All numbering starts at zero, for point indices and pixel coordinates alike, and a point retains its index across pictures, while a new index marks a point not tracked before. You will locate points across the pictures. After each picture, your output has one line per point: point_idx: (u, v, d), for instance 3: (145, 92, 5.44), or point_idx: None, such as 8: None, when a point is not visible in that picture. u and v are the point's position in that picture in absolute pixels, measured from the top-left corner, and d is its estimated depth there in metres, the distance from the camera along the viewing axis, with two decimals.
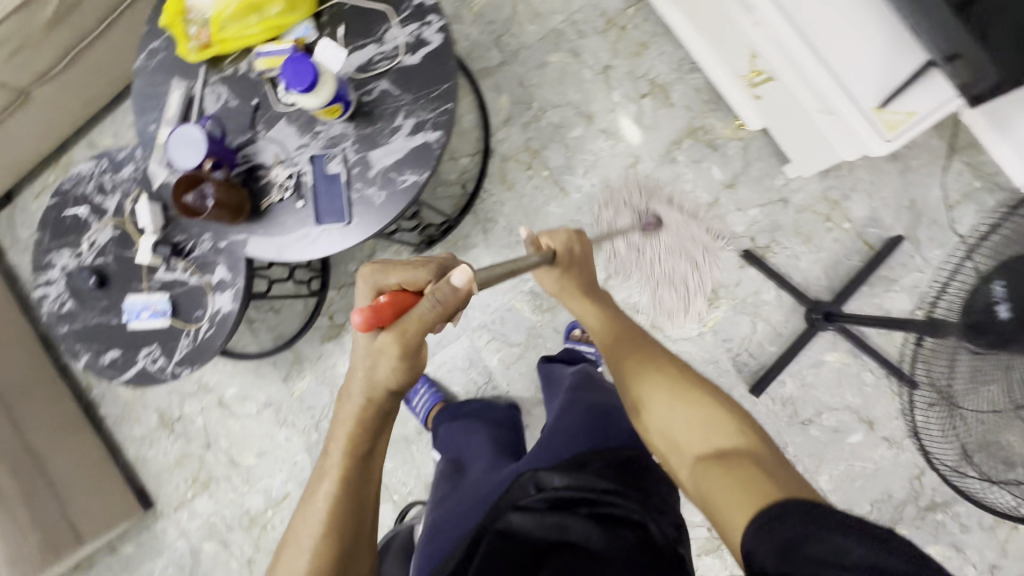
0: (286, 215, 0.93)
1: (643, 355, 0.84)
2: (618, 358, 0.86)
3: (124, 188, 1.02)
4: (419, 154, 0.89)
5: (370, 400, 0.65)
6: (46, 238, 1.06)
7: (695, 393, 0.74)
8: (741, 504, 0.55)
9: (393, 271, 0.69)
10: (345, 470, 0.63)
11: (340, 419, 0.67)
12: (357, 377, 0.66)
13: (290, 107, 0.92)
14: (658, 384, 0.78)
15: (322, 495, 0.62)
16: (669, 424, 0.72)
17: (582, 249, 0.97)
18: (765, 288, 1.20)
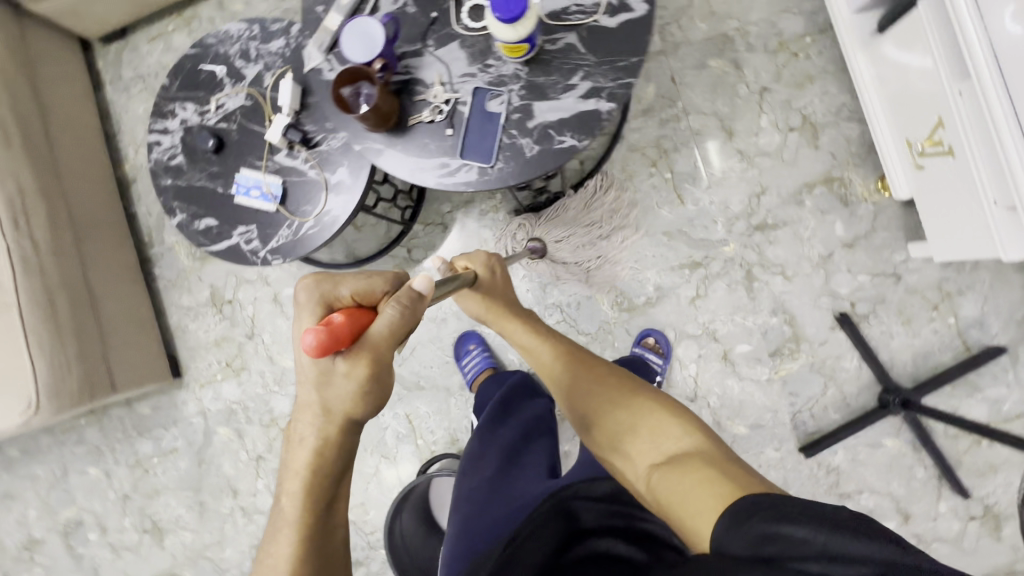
0: (431, 139, 0.90)
1: (590, 374, 0.91)
2: (570, 383, 0.92)
3: (268, 61, 0.98)
4: (585, 120, 0.86)
5: (323, 443, 0.64)
6: (174, 86, 1.02)
7: (638, 404, 0.82)
8: (711, 502, 0.60)
9: (344, 283, 0.68)
10: (308, 519, 0.63)
11: (289, 463, 0.65)
12: (306, 424, 0.65)
13: (468, 30, 0.88)
14: (606, 405, 0.85)
15: (281, 548, 0.62)
16: (624, 442, 0.78)
17: (500, 275, 1.03)
18: (847, 355, 1.18)
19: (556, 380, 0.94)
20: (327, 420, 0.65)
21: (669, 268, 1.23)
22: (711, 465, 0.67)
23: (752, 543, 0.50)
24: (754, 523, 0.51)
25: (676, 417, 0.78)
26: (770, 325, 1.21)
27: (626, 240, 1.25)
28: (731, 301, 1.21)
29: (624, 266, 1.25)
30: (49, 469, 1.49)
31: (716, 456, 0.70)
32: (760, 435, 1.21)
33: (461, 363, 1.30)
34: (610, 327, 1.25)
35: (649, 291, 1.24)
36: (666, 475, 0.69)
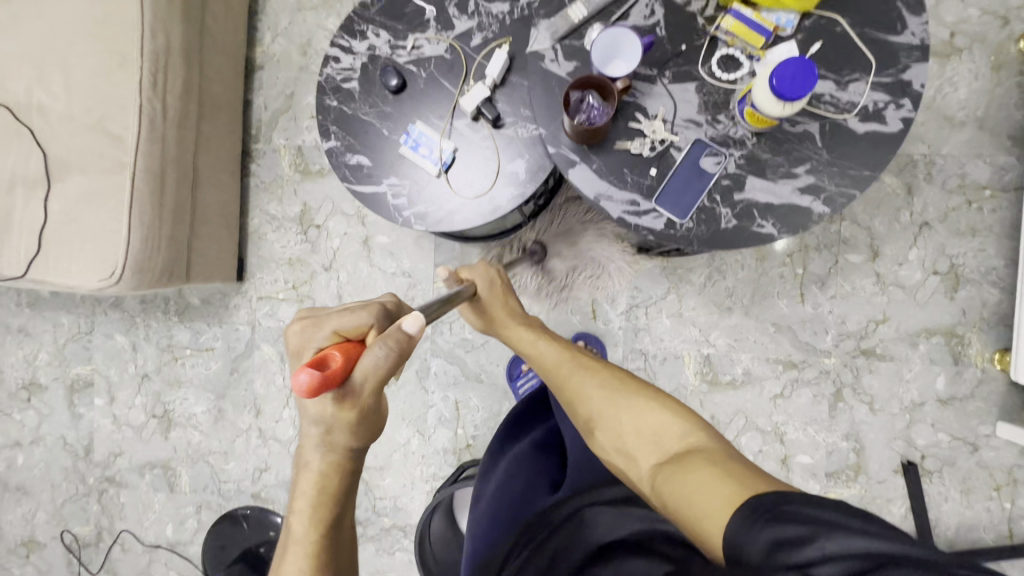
0: (630, 170, 0.84)
1: (600, 378, 0.79)
2: (568, 381, 0.80)
3: (483, 22, 0.92)
4: (793, 213, 0.82)
5: (328, 471, 0.57)
6: (373, 7, 0.95)
7: (635, 408, 0.72)
8: (718, 500, 0.51)
9: (326, 321, 0.61)
10: (315, 557, 0.56)
11: (297, 491, 0.58)
12: (310, 451, 0.57)
13: (711, 79, 0.83)
14: (604, 412, 0.74)
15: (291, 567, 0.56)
16: (621, 438, 0.70)
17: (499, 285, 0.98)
18: (898, 502, 1.19)
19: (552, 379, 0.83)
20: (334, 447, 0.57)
21: (765, 358, 1.22)
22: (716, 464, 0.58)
23: (762, 554, 0.42)
24: (762, 529, 0.44)
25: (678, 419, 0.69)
26: (838, 448, 1.21)
27: (734, 316, 1.23)
28: (811, 412, 1.21)
29: (723, 339, 1.23)
30: (76, 321, 1.44)
31: (725, 456, 0.60)
32: None
33: (516, 384, 1.28)
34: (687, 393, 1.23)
35: (737, 373, 1.23)
36: (669, 480, 0.60)
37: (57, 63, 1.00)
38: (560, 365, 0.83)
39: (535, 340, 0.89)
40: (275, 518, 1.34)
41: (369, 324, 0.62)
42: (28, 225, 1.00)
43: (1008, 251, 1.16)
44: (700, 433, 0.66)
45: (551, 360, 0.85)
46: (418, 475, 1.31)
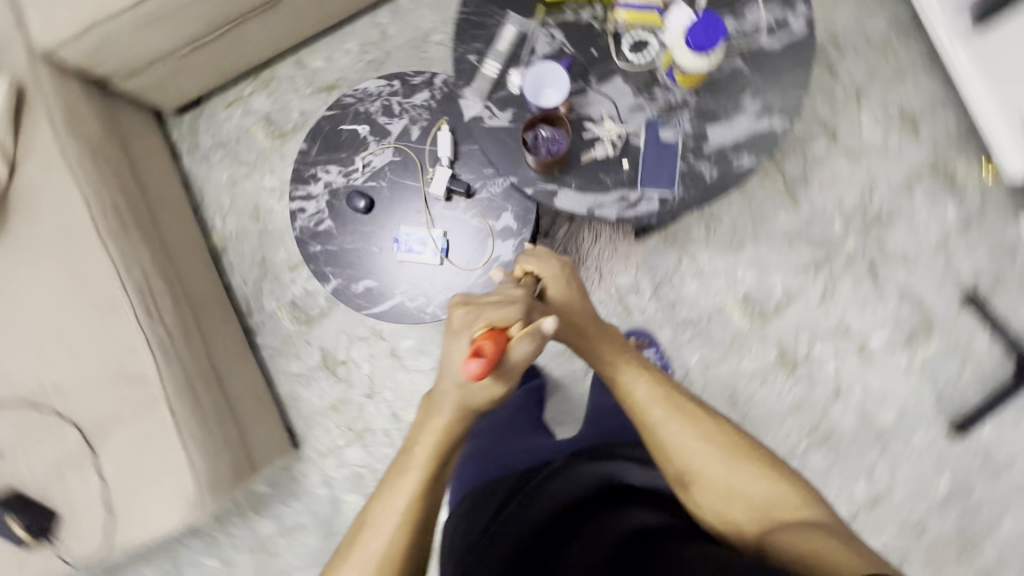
0: (606, 174, 0.89)
1: (696, 425, 0.74)
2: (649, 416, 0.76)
3: (414, 115, 0.98)
4: (760, 138, 0.88)
5: (450, 424, 0.67)
6: (313, 151, 1.00)
7: (709, 436, 0.73)
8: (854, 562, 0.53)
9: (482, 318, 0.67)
10: (426, 483, 0.65)
11: (420, 437, 0.67)
12: (447, 396, 0.67)
13: (632, 65, 0.89)
14: (682, 445, 0.73)
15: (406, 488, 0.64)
16: (713, 492, 0.70)
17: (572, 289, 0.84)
18: (979, 333, 1.22)
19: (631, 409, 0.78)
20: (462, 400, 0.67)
21: (795, 270, 1.26)
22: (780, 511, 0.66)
23: None
24: None
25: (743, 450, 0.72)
26: (902, 314, 1.24)
27: (747, 249, 1.27)
28: (860, 295, 1.24)
29: (750, 273, 1.26)
30: (159, 567, 1.39)
31: (837, 529, 0.61)
32: (908, 421, 1.23)
33: None
34: (746, 336, 1.25)
35: (778, 296, 1.26)
36: (727, 511, 0.69)
37: (51, 339, 0.99)
38: (654, 411, 0.76)
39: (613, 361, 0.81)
40: None
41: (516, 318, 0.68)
42: (92, 503, 0.99)
43: (940, 76, 1.25)
44: (810, 505, 0.66)
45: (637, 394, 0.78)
46: None
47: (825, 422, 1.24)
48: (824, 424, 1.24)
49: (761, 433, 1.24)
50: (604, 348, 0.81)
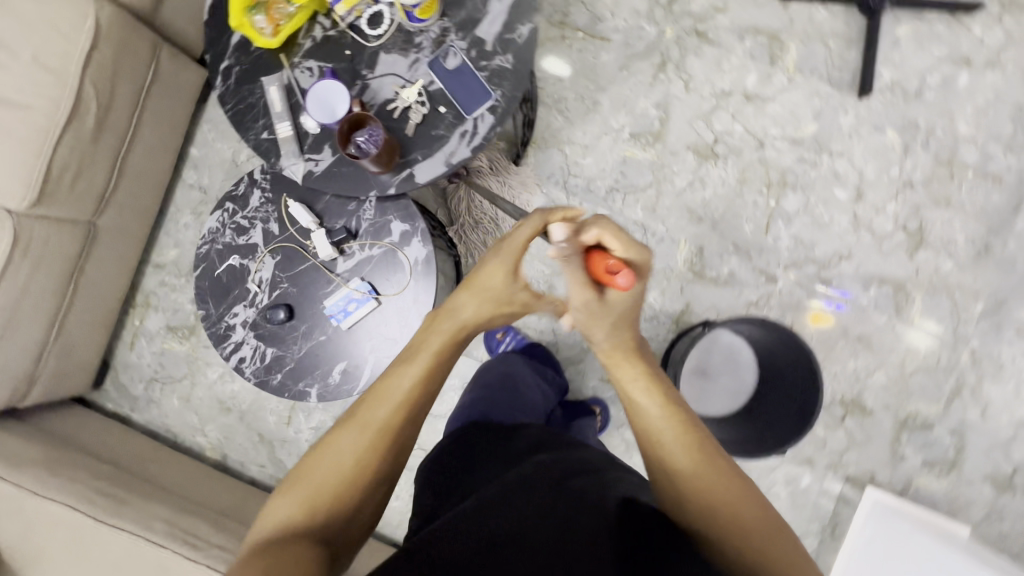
0: (435, 128, 0.93)
1: (721, 476, 0.62)
2: (657, 426, 0.66)
3: (262, 215, 1.00)
4: (519, 6, 0.92)
5: (456, 333, 0.71)
6: (212, 309, 1.01)
7: (722, 487, 0.61)
8: None
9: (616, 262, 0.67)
10: (418, 380, 0.66)
11: (432, 334, 0.71)
12: (464, 307, 0.72)
13: (383, 37, 0.93)
14: (684, 468, 0.63)
15: (403, 378, 0.66)
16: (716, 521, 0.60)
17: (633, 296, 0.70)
18: (815, 11, 1.30)
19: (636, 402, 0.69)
20: (477, 305, 0.72)
21: (650, 85, 1.32)
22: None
23: None
24: None
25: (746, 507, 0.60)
26: (752, 48, 1.31)
27: (603, 100, 1.34)
28: (710, 61, 1.32)
29: (622, 116, 1.33)
30: None
31: None
32: (828, 116, 1.30)
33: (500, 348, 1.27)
34: (661, 162, 1.31)
35: (656, 113, 1.32)
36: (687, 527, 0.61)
37: None
38: (678, 443, 0.64)
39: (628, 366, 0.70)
40: None
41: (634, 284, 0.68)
42: None
43: None
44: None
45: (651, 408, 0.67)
46: None
47: (771, 171, 1.30)
48: (772, 172, 1.30)
49: (735, 219, 1.30)
50: (618, 360, 0.71)
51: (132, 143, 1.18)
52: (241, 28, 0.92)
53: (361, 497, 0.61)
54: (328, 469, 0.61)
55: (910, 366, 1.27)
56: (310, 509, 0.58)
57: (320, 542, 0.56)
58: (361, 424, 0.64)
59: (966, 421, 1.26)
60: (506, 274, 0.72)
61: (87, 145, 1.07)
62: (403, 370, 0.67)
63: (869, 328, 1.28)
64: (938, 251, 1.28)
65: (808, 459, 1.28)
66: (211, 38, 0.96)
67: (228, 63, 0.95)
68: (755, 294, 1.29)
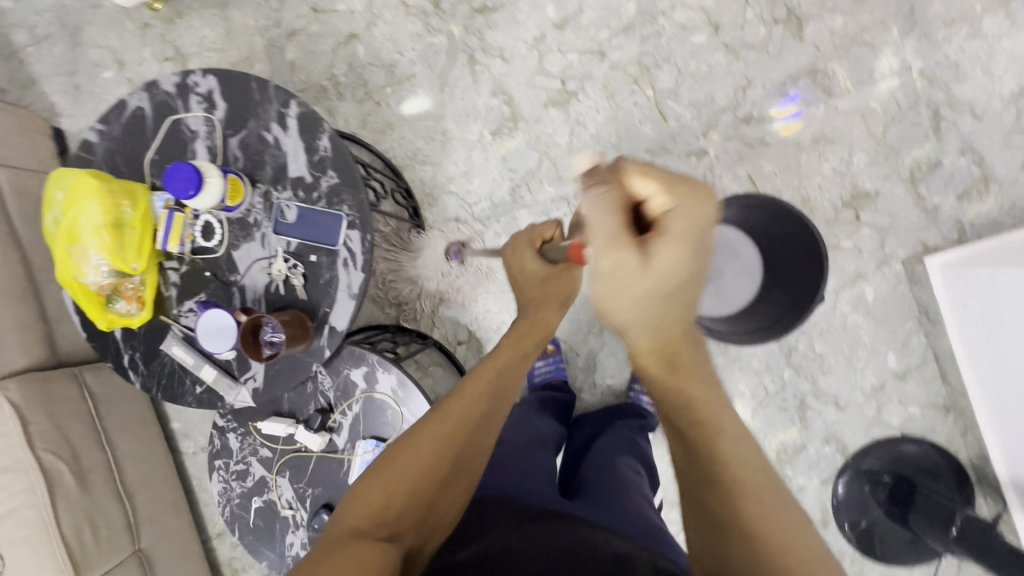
0: (321, 274, 0.92)
1: (729, 433, 0.57)
2: (697, 409, 0.58)
3: (250, 448, 0.99)
4: (305, 125, 0.91)
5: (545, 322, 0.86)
6: (271, 553, 1.00)
7: (767, 489, 0.53)
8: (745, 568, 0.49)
9: (644, 180, 0.58)
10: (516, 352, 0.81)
11: (501, 348, 0.81)
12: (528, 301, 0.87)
13: (224, 238, 0.93)
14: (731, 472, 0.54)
15: (510, 345, 0.81)
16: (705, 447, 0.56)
17: (639, 262, 0.54)
18: None
19: (679, 404, 0.58)
20: (526, 323, 0.84)
21: (476, 83, 1.30)
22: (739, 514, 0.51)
23: None
24: None
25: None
26: None
27: (450, 125, 1.31)
28: (506, 25, 1.28)
29: (474, 124, 1.30)
30: None
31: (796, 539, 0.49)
32: None
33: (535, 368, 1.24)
34: (534, 136, 1.27)
35: (499, 102, 1.29)
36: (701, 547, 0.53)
37: None
38: (705, 401, 0.58)
39: (684, 386, 0.59)
40: (839, 488, 1.20)
41: (665, 237, 0.56)
42: None
43: None
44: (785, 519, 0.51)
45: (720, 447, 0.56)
46: (723, 352, 1.24)
47: (627, 69, 1.25)
48: (629, 69, 1.25)
49: (633, 129, 1.25)
50: (653, 374, 0.60)
51: (118, 463, 1.21)
52: (114, 324, 0.92)
53: (434, 503, 0.63)
54: (399, 469, 0.64)
55: (877, 126, 1.19)
56: (378, 507, 0.61)
57: (393, 538, 0.58)
58: (440, 423, 0.69)
59: (966, 133, 1.17)
60: (534, 260, 0.84)
61: (82, 496, 1.09)
62: (481, 374, 0.76)
63: (816, 125, 1.21)
64: (820, 18, 1.20)
65: (858, 273, 1.20)
66: (98, 347, 0.96)
67: (128, 356, 0.95)
68: (698, 176, 1.23)
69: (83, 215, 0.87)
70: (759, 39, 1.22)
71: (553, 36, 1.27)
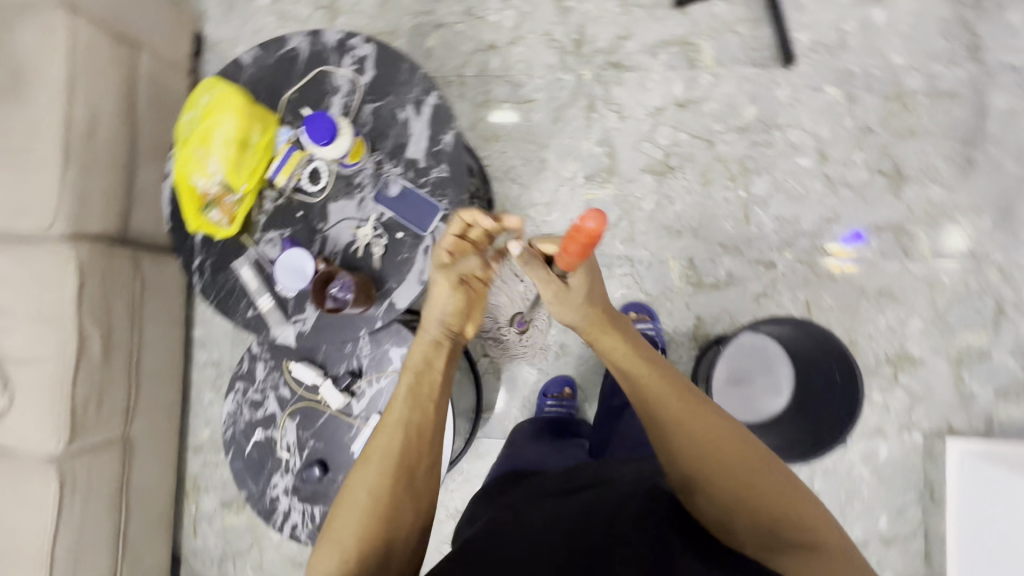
0: (400, 252, 0.96)
1: (723, 434, 0.65)
2: (689, 426, 0.65)
3: (271, 383, 1.03)
4: (437, 117, 0.98)
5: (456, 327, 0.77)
6: (253, 487, 1.03)
7: (758, 463, 0.64)
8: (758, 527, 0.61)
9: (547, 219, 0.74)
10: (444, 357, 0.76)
11: (421, 358, 0.75)
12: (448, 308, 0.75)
13: (327, 188, 0.98)
14: (736, 471, 0.63)
15: (437, 349, 0.75)
16: (711, 453, 0.64)
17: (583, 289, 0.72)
18: (713, 5, 1.31)
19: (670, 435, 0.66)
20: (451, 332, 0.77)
21: (587, 128, 1.33)
22: (751, 494, 0.62)
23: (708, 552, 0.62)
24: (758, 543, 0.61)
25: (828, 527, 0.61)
26: (668, 60, 1.32)
27: (549, 156, 1.34)
28: (633, 84, 1.32)
29: (572, 164, 1.33)
30: None
31: (785, 486, 0.63)
32: (764, 96, 1.28)
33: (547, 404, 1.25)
34: (623, 193, 1.31)
35: (602, 151, 1.33)
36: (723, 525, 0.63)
37: None
38: (698, 417, 0.66)
39: (676, 404, 0.67)
40: None
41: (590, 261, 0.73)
42: None
43: None
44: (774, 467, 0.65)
45: (696, 435, 0.65)
46: None
47: (730, 164, 1.28)
48: (731, 165, 1.28)
49: (714, 221, 1.28)
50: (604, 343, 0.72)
51: (139, 350, 1.24)
52: (202, 228, 0.98)
53: (400, 524, 0.65)
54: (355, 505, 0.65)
55: (942, 300, 1.21)
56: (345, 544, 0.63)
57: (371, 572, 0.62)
58: (378, 454, 0.67)
59: (1021, 336, 1.19)
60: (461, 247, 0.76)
61: (100, 370, 1.12)
62: (417, 382, 0.73)
63: (888, 279, 1.23)
64: (926, 183, 1.23)
65: (878, 428, 1.22)
66: (177, 243, 1.01)
67: (200, 261, 1.00)
68: (760, 285, 1.26)
69: (219, 126, 0.94)
70: (863, 181, 1.25)
71: (673, 110, 1.31)
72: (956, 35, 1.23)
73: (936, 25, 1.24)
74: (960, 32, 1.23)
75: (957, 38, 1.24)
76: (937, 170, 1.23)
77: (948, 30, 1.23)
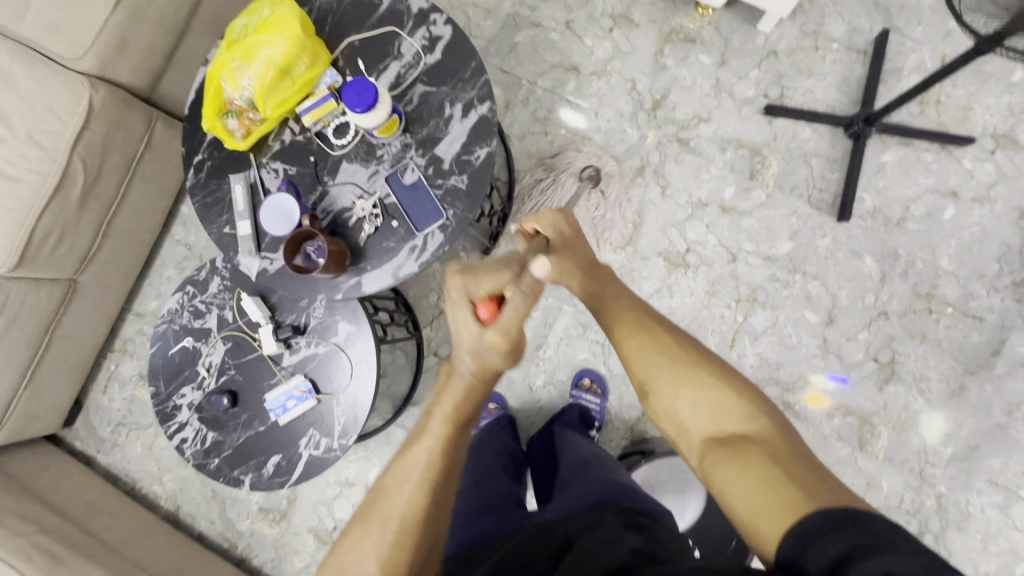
0: (387, 239, 0.94)
1: (693, 382, 0.67)
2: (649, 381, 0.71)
3: (219, 302, 1.03)
4: (479, 128, 0.94)
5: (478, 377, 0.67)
6: (163, 386, 1.04)
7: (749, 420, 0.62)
8: (765, 498, 0.51)
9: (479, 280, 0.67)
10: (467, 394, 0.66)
11: (442, 397, 0.66)
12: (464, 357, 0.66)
13: (347, 147, 0.96)
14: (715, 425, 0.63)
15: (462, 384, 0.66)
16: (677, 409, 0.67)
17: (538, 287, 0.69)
18: (799, 129, 1.27)
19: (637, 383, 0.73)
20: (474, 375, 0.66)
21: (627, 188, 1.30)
22: (742, 446, 0.58)
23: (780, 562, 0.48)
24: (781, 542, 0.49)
25: (766, 414, 0.62)
26: (732, 160, 1.28)
27: None
28: (689, 168, 1.29)
29: None
30: None
31: (780, 448, 0.57)
32: (804, 237, 1.25)
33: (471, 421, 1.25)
34: (630, 266, 1.28)
35: (630, 217, 1.29)
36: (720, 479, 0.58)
37: None
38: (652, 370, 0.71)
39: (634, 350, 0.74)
40: None
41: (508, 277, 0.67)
42: None
43: None
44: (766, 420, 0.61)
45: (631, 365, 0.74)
46: None
47: (742, 286, 1.26)
48: (742, 287, 1.26)
49: (701, 331, 1.26)
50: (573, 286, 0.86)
51: (120, 205, 1.23)
52: (215, 129, 0.95)
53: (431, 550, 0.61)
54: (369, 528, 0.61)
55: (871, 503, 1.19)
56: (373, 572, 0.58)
57: None
58: (403, 489, 0.61)
59: None
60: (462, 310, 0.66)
61: (72, 211, 1.12)
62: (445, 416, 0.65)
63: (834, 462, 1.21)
64: (912, 390, 1.21)
65: None
66: (189, 130, 0.99)
67: (201, 158, 0.99)
68: None
69: (270, 44, 0.91)
70: (853, 360, 1.23)
71: (713, 210, 1.27)
72: (1010, 265, 1.20)
73: (996, 248, 1.20)
74: (1015, 264, 1.19)
75: (1009, 268, 1.20)
76: (927, 383, 1.20)
77: (1004, 259, 1.19)
